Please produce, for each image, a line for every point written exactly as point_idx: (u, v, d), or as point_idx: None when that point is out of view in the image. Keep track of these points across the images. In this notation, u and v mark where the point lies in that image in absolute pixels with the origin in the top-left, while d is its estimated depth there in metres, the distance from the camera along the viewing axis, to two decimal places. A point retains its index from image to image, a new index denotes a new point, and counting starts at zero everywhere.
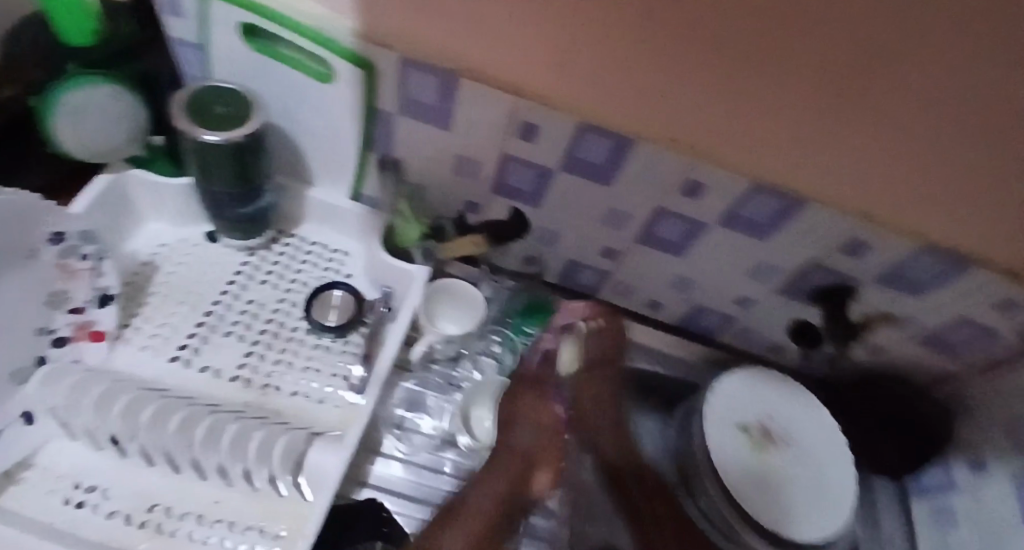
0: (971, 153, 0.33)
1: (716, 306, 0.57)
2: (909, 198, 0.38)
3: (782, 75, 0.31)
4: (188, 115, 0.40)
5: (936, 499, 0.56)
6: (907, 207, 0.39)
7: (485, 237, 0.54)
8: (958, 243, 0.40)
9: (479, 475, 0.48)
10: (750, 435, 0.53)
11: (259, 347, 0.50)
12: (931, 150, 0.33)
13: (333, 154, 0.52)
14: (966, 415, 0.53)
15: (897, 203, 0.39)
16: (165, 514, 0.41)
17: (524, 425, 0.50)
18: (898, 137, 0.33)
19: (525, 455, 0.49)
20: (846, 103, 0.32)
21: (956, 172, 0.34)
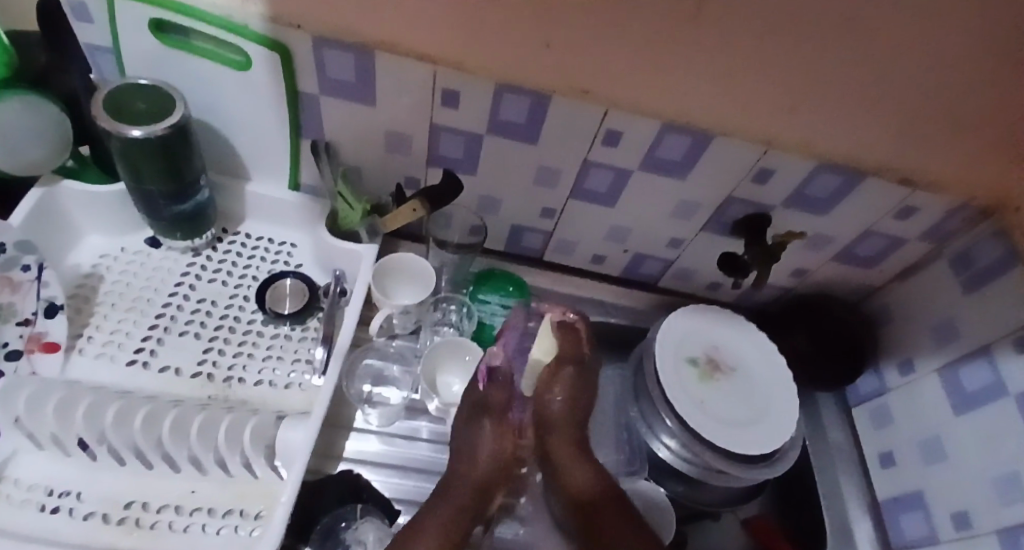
0: (827, 68, 0.37)
1: (653, 252, 0.60)
2: (793, 122, 0.42)
3: (655, 18, 0.35)
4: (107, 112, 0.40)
5: (873, 402, 0.61)
6: (793, 130, 0.43)
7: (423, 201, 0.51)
8: (843, 159, 0.45)
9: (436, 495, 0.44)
10: (698, 368, 0.56)
11: (217, 342, 0.50)
12: (793, 71, 0.38)
13: (267, 146, 0.52)
14: (890, 319, 0.59)
15: (781, 128, 0.43)
16: (142, 509, 0.41)
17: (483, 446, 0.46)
18: (769, 60, 0.37)
19: (479, 486, 0.46)
20: (714, 31, 0.35)
21: (820, 92, 0.39)
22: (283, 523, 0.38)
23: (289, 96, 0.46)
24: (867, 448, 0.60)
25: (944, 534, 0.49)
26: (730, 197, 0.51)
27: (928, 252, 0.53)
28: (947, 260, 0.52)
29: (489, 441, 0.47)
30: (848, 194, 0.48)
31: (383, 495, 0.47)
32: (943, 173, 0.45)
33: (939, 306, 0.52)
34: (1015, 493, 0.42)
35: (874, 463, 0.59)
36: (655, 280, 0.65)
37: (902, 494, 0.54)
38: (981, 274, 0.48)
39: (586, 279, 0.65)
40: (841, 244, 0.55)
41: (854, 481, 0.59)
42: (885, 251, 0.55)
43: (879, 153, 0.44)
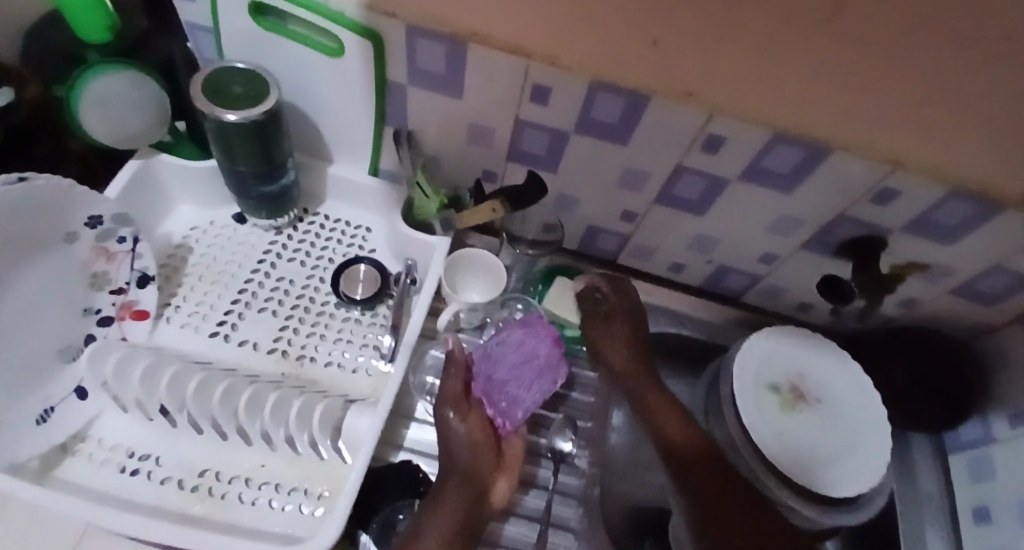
0: (990, 87, 0.31)
1: (739, 265, 0.56)
2: (929, 140, 0.37)
3: (779, 27, 0.31)
4: (208, 96, 0.42)
5: (973, 451, 0.55)
6: (926, 148, 0.37)
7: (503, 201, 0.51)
8: (991, 188, 0.38)
9: (430, 501, 0.42)
10: (780, 395, 0.52)
11: (292, 321, 0.51)
12: (947, 87, 0.32)
13: (351, 130, 0.52)
14: (1007, 365, 0.52)
15: (912, 148, 0.38)
16: (214, 478, 0.43)
17: (459, 448, 0.45)
18: (909, 77, 0.32)
19: (467, 473, 0.44)
20: (845, 41, 0.31)
21: (980, 111, 0.33)
22: (345, 510, 0.39)
23: (376, 82, 0.45)
24: (960, 502, 0.55)
25: None
26: (841, 216, 0.46)
27: None
28: None
29: (460, 434, 0.46)
30: (981, 225, 0.42)
31: None
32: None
33: None
34: None
35: (967, 518, 0.53)
36: (737, 295, 0.61)
37: None
38: None
39: (661, 287, 0.62)
40: (961, 277, 0.49)
41: (940, 535, 0.54)
42: (1012, 289, 0.47)
43: None
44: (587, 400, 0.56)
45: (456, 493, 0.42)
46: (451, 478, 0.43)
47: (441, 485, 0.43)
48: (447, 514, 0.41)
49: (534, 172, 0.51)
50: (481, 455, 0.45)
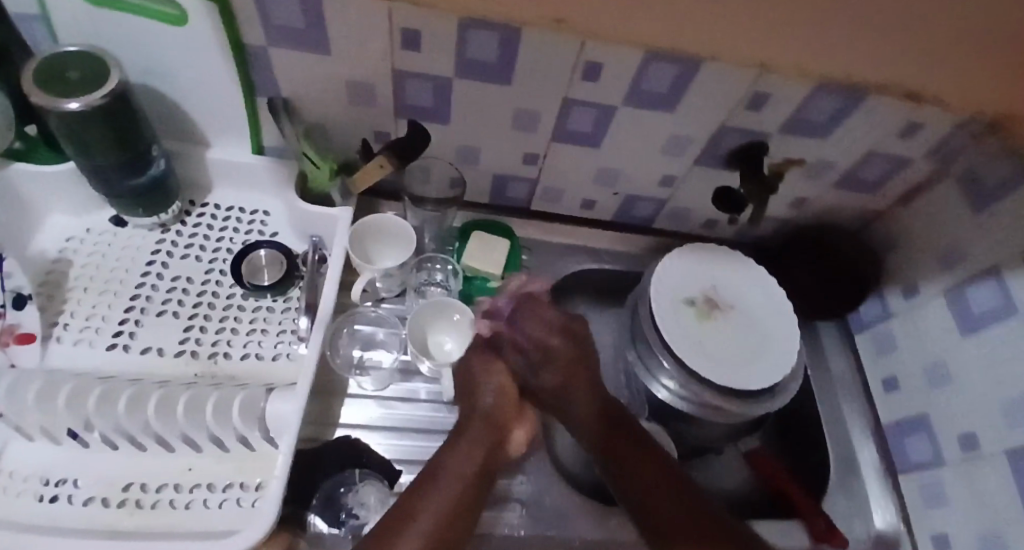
0: None
1: (644, 192, 0.58)
2: (801, 43, 0.37)
3: None
4: (39, 86, 0.37)
5: (874, 328, 0.60)
6: (798, 50, 0.37)
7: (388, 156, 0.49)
8: (858, 79, 0.40)
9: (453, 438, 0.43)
10: (695, 307, 0.55)
11: (197, 320, 0.49)
12: None
13: (223, 106, 0.48)
14: (893, 244, 0.57)
15: (784, 51, 0.38)
16: (141, 491, 0.41)
17: (486, 391, 0.46)
18: None
19: (490, 419, 0.44)
20: None
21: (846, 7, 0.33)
22: (281, 494, 0.38)
23: (234, 49, 0.41)
24: (870, 374, 0.60)
25: (949, 458, 0.49)
26: (722, 127, 0.48)
27: (934, 172, 0.50)
28: (956, 180, 0.48)
29: (490, 380, 0.46)
30: (849, 115, 0.44)
31: (384, 457, 0.47)
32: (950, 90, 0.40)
33: (948, 225, 0.50)
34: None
35: (879, 388, 0.59)
36: (649, 222, 0.63)
37: (905, 418, 0.54)
38: (992, 190, 0.45)
39: (577, 226, 0.63)
40: (842, 169, 0.52)
41: (858, 408, 0.60)
42: (889, 173, 0.51)
43: (894, 70, 0.38)
44: None
45: (478, 430, 0.43)
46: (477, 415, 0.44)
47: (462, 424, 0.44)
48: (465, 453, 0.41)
49: (415, 122, 0.49)
50: (506, 400, 0.46)
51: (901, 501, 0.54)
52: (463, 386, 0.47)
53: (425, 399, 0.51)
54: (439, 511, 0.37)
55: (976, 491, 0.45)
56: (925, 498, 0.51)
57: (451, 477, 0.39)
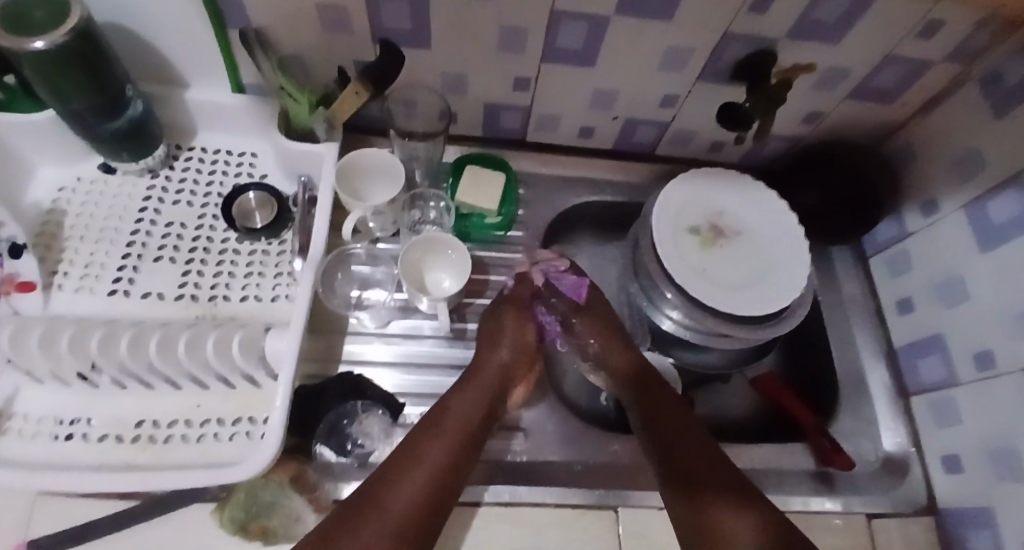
0: None
1: (645, 115, 0.54)
2: None
3: None
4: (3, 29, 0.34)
5: (889, 248, 0.57)
6: None
7: (363, 81, 0.46)
8: None
9: (460, 386, 0.45)
10: (700, 235, 0.53)
11: (194, 265, 0.49)
12: None
13: (189, 44, 0.45)
14: (912, 159, 0.53)
15: None
16: (154, 427, 0.43)
17: (505, 344, 0.49)
18: None
19: (504, 369, 0.47)
20: None
21: None
22: (279, 430, 0.38)
23: None
24: (884, 297, 0.58)
25: (962, 378, 0.47)
26: (726, 35, 0.43)
27: (961, 74, 0.46)
28: (978, 82, 0.44)
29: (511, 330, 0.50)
30: (865, 13, 0.39)
31: (386, 390, 0.48)
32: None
33: (967, 134, 0.46)
34: None
35: (892, 311, 0.57)
36: (651, 148, 0.60)
37: (920, 340, 0.53)
38: (1014, 91, 0.41)
39: (576, 157, 0.61)
40: (858, 77, 0.47)
41: (869, 331, 0.58)
42: (907, 79, 0.47)
43: None
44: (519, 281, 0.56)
45: (484, 381, 0.45)
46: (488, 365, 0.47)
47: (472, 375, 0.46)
48: (468, 401, 0.43)
49: (387, 42, 0.45)
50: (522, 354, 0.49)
51: (912, 419, 0.53)
52: (483, 334, 0.50)
53: (432, 335, 0.52)
54: (441, 456, 0.38)
55: (988, 410, 0.44)
56: (934, 417, 0.51)
57: (454, 422, 0.41)
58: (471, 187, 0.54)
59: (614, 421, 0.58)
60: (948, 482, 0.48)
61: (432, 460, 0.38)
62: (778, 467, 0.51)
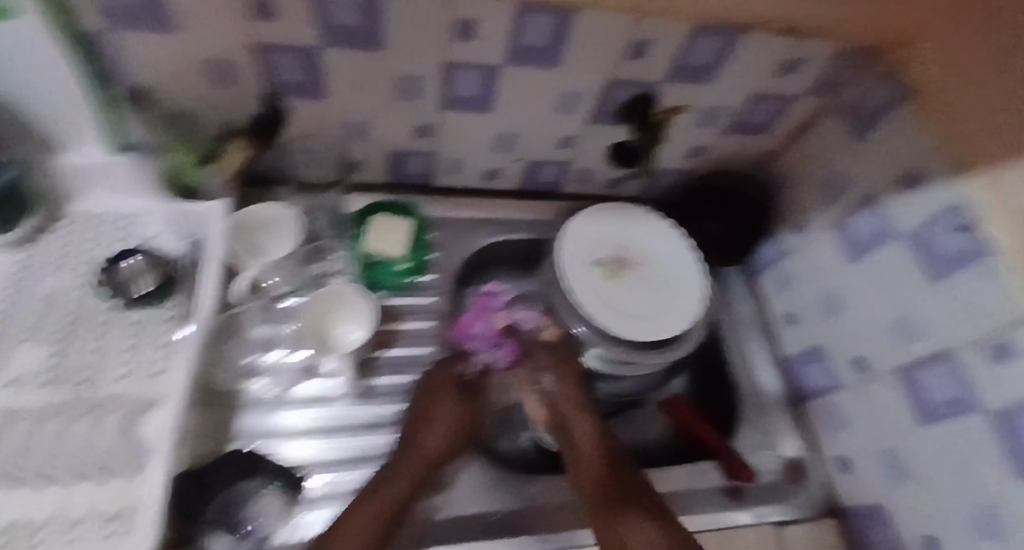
0: None
1: (547, 156, 0.56)
2: None
3: None
4: None
5: (772, 266, 0.62)
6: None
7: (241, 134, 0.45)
8: (724, 18, 0.38)
9: (392, 468, 0.44)
10: (604, 268, 0.55)
11: (62, 342, 0.44)
12: None
13: (55, 106, 0.42)
14: (786, 185, 0.59)
15: None
16: (11, 535, 0.37)
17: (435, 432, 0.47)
18: None
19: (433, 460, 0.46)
20: None
21: None
22: (156, 518, 0.35)
23: (70, 39, 0.35)
24: (772, 310, 0.63)
25: (846, 382, 0.52)
26: (612, 80, 0.46)
27: (819, 107, 0.51)
28: (837, 112, 0.50)
29: (446, 412, 0.48)
30: (730, 56, 0.43)
31: (284, 464, 0.45)
32: (832, 21, 0.40)
33: (828, 161, 0.52)
34: (908, 337, 0.44)
35: (781, 324, 0.61)
36: (557, 186, 0.62)
37: (806, 350, 0.57)
38: (867, 121, 0.46)
39: (485, 198, 0.62)
40: (734, 112, 0.52)
41: (766, 344, 0.62)
42: (778, 112, 0.52)
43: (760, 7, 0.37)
44: (431, 326, 0.56)
45: (402, 481, 0.44)
46: (399, 472, 0.44)
47: (376, 487, 0.43)
48: (359, 529, 0.40)
49: (263, 95, 0.44)
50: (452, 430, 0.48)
51: (810, 426, 0.57)
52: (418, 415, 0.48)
53: (344, 395, 0.50)
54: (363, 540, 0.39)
55: (872, 412, 0.48)
56: (827, 422, 0.54)
57: (379, 514, 0.41)
58: (374, 237, 0.53)
59: (535, 460, 0.57)
60: (847, 482, 0.52)
61: None
62: (695, 487, 0.52)
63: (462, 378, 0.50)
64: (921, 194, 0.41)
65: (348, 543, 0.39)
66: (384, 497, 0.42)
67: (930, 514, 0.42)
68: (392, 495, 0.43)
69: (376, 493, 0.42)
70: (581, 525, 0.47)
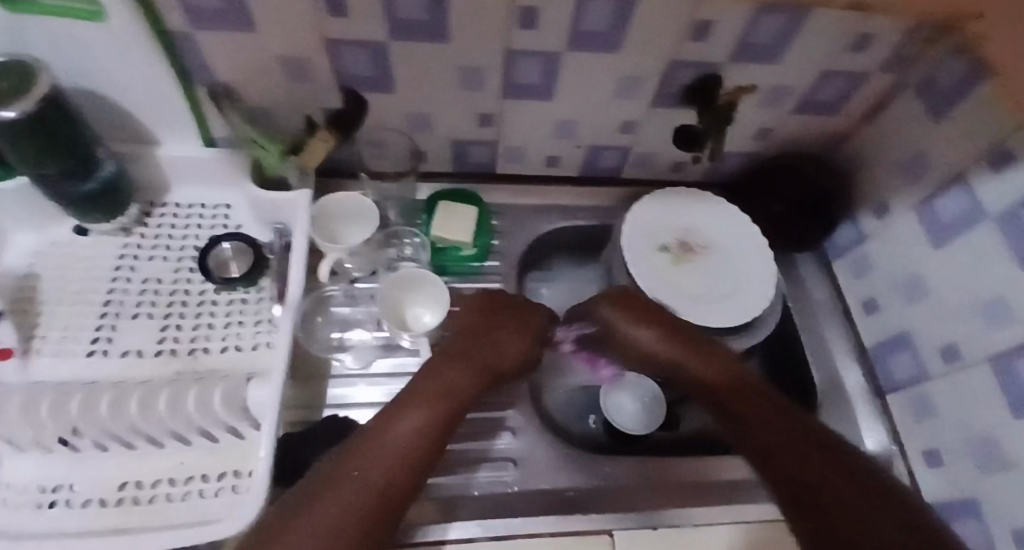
0: None
1: (607, 141, 0.57)
2: None
3: None
4: None
5: (849, 251, 0.60)
6: None
7: (331, 130, 0.48)
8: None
9: (444, 364, 0.43)
10: (670, 252, 0.55)
11: (172, 319, 0.49)
12: None
13: (155, 104, 0.46)
14: (862, 166, 0.56)
15: None
16: (136, 488, 0.42)
17: (485, 345, 0.46)
18: None
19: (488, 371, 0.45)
20: None
21: None
22: (265, 483, 0.38)
23: (158, 37, 0.39)
24: (850, 297, 0.60)
25: (933, 371, 0.49)
26: (673, 63, 0.46)
27: (896, 81, 0.49)
28: (916, 86, 0.47)
29: (501, 339, 0.47)
30: (798, 32, 0.42)
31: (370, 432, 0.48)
32: None
33: (908, 138, 0.49)
34: (1002, 318, 0.41)
35: (860, 312, 0.59)
36: (617, 173, 0.62)
37: (889, 337, 0.55)
38: (947, 94, 0.44)
39: (546, 185, 0.62)
40: (802, 91, 0.50)
41: (840, 333, 0.60)
42: (847, 91, 0.50)
43: None
44: None
45: (459, 381, 0.42)
46: (460, 377, 0.42)
47: (433, 380, 0.41)
48: (422, 416, 0.38)
49: (344, 89, 0.47)
50: (506, 355, 0.46)
51: (891, 418, 0.55)
52: (469, 330, 0.47)
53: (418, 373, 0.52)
54: (425, 423, 0.38)
55: (960, 402, 0.45)
56: (913, 413, 0.52)
57: (440, 406, 0.39)
58: (445, 223, 0.55)
59: (604, 441, 0.57)
60: (933, 477, 0.49)
61: (396, 454, 0.35)
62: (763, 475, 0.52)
63: (546, 328, 0.51)
64: (1016, 171, 0.38)
65: (411, 423, 0.37)
66: (445, 394, 0.40)
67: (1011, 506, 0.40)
68: (449, 389, 0.41)
69: (431, 385, 0.41)
70: (650, 506, 0.48)
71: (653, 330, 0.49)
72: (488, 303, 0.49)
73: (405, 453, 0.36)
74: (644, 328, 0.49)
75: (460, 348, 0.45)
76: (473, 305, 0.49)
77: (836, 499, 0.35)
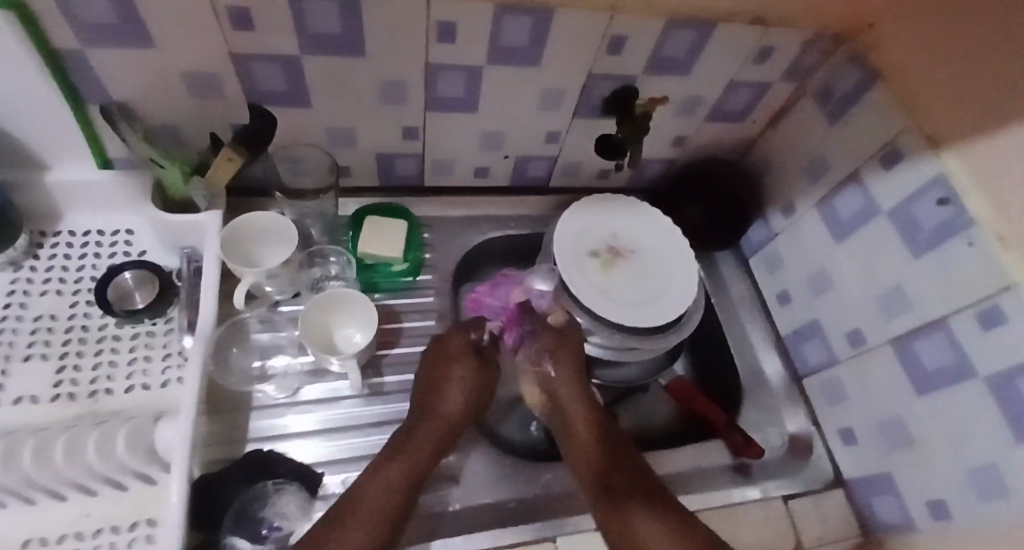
0: None
1: (534, 151, 0.57)
2: None
3: None
4: None
5: (761, 248, 0.64)
6: None
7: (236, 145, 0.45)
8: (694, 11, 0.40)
9: (415, 420, 0.46)
10: (599, 258, 0.56)
11: (69, 359, 0.45)
12: None
13: (41, 126, 0.42)
14: (770, 169, 0.60)
15: None
16: (41, 545, 0.38)
17: (455, 386, 0.48)
18: None
19: (455, 418, 0.47)
20: None
21: None
22: (178, 530, 0.36)
23: (47, 59, 0.36)
24: (766, 290, 0.64)
25: (841, 355, 0.53)
26: (591, 75, 0.47)
27: (795, 90, 0.53)
28: (813, 94, 0.51)
29: (461, 378, 0.48)
30: (705, 46, 0.44)
31: (300, 464, 0.46)
32: (795, 10, 0.41)
33: (809, 143, 0.53)
34: (897, 304, 0.45)
35: (774, 302, 0.63)
36: (546, 182, 0.63)
37: (800, 328, 0.59)
38: (843, 102, 0.47)
39: (477, 196, 0.62)
40: (714, 100, 0.53)
41: (760, 325, 0.64)
42: (754, 99, 0.54)
43: None
44: (432, 324, 0.56)
45: (424, 437, 0.45)
46: (419, 435, 0.45)
47: (403, 440, 0.44)
48: (392, 477, 0.41)
49: (252, 103, 0.44)
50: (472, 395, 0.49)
51: (808, 402, 0.59)
52: (431, 375, 0.49)
53: (353, 393, 0.50)
54: (395, 483, 0.40)
55: (867, 383, 0.50)
56: (825, 397, 0.56)
57: (408, 465, 0.42)
58: (371, 237, 0.54)
59: (547, 449, 0.58)
60: (846, 455, 0.54)
61: (372, 519, 0.38)
62: (698, 467, 0.54)
63: (476, 346, 0.51)
64: (900, 172, 0.42)
65: (384, 486, 0.40)
66: (408, 454, 0.43)
67: (927, 481, 0.44)
68: (420, 446, 0.44)
69: (401, 447, 0.43)
70: (590, 510, 0.48)
71: (564, 366, 0.49)
72: (462, 339, 0.51)
73: (381, 517, 0.38)
74: (558, 363, 0.50)
75: (418, 406, 0.47)
76: (437, 344, 0.51)
77: (646, 526, 0.39)
